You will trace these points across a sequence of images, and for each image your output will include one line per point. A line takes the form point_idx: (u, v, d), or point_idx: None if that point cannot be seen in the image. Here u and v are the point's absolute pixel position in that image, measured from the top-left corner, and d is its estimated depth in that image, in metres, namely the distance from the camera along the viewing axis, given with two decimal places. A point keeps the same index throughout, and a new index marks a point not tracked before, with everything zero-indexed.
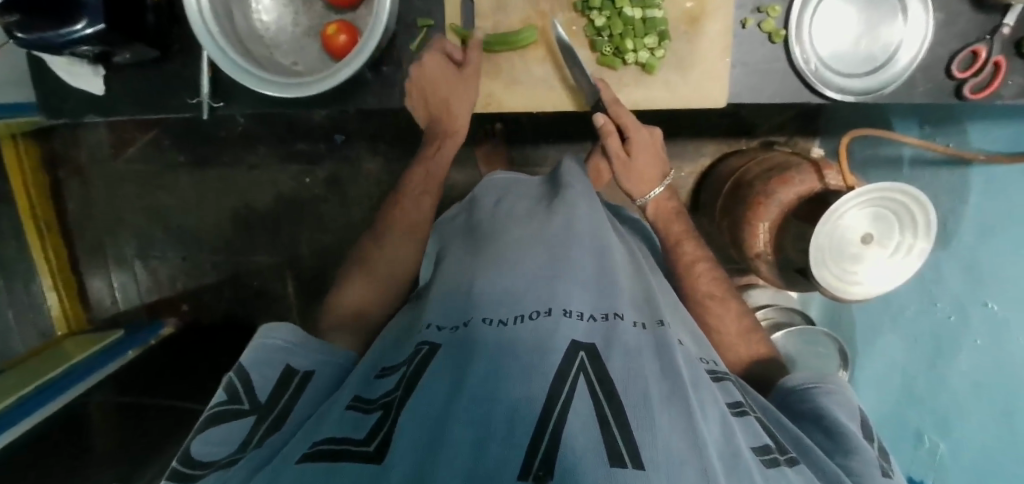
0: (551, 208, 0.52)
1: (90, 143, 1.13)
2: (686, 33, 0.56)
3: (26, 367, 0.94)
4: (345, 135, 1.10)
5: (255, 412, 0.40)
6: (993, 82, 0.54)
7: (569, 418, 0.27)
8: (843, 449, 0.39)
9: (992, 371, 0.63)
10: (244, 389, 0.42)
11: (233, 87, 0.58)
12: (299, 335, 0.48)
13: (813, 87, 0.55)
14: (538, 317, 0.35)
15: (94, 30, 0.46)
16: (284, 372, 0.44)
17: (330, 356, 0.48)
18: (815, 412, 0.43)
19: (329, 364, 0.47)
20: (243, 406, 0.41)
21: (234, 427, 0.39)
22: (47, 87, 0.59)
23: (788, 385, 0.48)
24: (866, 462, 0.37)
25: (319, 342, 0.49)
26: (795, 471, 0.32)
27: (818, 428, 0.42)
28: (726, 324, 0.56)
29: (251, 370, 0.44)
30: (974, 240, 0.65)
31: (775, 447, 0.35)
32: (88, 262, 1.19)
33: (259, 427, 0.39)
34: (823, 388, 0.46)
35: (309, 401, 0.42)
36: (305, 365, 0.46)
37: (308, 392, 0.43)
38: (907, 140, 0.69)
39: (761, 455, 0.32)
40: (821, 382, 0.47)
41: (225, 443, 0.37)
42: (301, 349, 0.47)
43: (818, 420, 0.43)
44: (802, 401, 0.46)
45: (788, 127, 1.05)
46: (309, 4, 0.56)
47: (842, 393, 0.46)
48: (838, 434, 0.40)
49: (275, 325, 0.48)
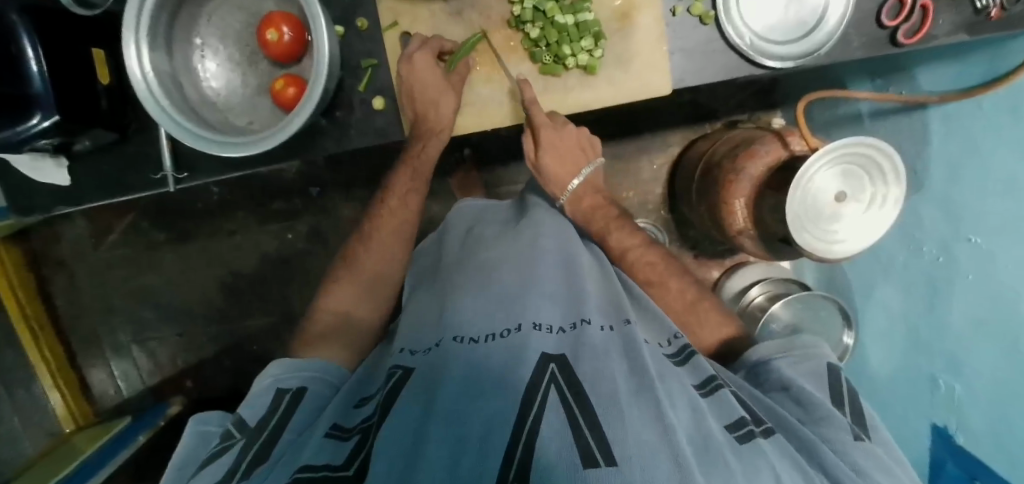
0: (519, 231, 0.58)
1: (70, 236, 1.14)
2: (620, 30, 0.58)
3: (37, 470, 0.94)
4: (320, 187, 1.11)
5: (245, 437, 0.40)
6: (923, 25, 0.56)
7: (543, 425, 0.30)
8: (814, 418, 0.39)
9: (989, 308, 0.59)
10: (236, 425, 0.42)
11: (195, 156, 0.59)
12: (289, 364, 0.49)
13: (752, 59, 0.56)
14: (508, 334, 0.40)
15: (50, 122, 0.47)
16: (275, 396, 0.45)
17: (322, 377, 0.48)
18: (781, 382, 0.44)
19: (321, 385, 0.47)
20: (234, 435, 0.40)
21: (225, 455, 0.38)
22: (13, 187, 0.60)
23: (754, 357, 0.48)
24: (835, 427, 0.38)
25: (309, 360, 0.50)
26: (770, 443, 0.34)
27: (787, 398, 0.42)
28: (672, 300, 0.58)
29: (243, 407, 0.44)
30: (940, 179, 0.66)
31: (752, 419, 0.37)
32: (84, 355, 1.18)
33: (248, 453, 0.38)
34: (784, 356, 0.46)
35: (299, 422, 0.42)
36: (294, 385, 0.46)
37: (301, 411, 0.43)
38: (864, 95, 0.71)
39: (735, 432, 0.34)
40: (781, 350, 0.47)
41: (217, 470, 0.36)
42: (291, 375, 0.48)
43: (785, 389, 0.43)
44: (766, 372, 0.46)
45: (748, 105, 1.07)
46: (255, 64, 0.58)
47: (805, 357, 0.46)
48: (806, 400, 0.41)
49: (273, 364, 0.49)
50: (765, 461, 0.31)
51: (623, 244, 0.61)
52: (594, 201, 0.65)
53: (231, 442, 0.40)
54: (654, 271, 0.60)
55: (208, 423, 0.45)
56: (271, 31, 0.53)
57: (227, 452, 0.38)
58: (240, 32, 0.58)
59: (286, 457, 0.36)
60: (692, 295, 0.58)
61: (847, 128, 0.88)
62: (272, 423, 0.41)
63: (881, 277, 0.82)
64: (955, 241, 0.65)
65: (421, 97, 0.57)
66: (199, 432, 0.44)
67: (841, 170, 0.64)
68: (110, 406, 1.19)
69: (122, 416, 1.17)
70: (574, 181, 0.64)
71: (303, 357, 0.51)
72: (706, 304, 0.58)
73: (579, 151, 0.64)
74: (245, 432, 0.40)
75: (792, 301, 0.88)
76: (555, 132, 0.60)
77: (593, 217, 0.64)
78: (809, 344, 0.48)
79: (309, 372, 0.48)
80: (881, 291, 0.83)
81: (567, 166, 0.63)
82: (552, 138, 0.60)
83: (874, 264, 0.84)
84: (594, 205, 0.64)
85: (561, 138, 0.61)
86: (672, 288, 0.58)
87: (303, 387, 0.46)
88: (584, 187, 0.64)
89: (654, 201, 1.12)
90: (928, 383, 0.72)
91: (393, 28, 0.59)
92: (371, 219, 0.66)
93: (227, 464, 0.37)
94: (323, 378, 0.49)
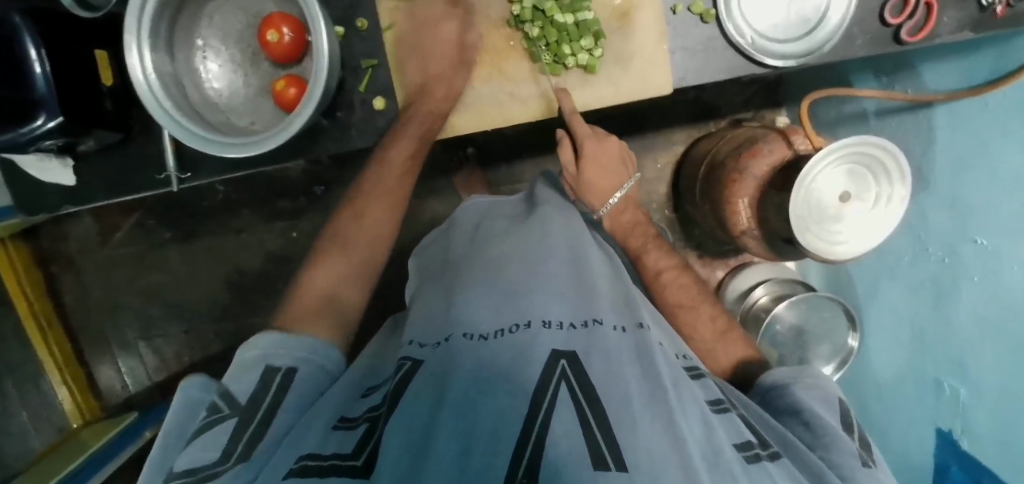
0: (529, 226, 0.58)
1: (78, 235, 1.15)
2: (619, 29, 0.58)
3: (47, 465, 0.96)
4: (324, 185, 1.12)
5: (236, 414, 0.39)
6: (927, 24, 0.55)
7: (554, 423, 0.30)
8: (823, 442, 0.40)
9: (994, 312, 0.59)
10: (223, 398, 0.41)
11: (198, 157, 0.60)
12: (281, 340, 0.47)
13: (753, 58, 0.56)
14: (517, 329, 0.41)
15: (55, 123, 0.47)
16: (265, 373, 0.43)
17: (312, 354, 0.48)
18: (794, 406, 0.44)
19: (310, 363, 0.47)
20: (222, 411, 0.40)
21: (213, 431, 0.38)
22: (19, 186, 0.61)
23: (768, 382, 0.48)
24: (844, 453, 0.38)
25: (298, 339, 0.48)
26: (776, 466, 0.34)
27: (798, 422, 0.43)
28: (700, 328, 0.60)
29: (228, 379, 0.43)
30: (946, 179, 0.65)
31: (758, 443, 0.36)
32: (92, 351, 1.19)
33: (241, 434, 0.38)
34: (798, 381, 0.46)
35: (293, 405, 0.41)
36: (286, 364, 0.45)
37: (292, 395, 0.42)
38: (868, 94, 0.70)
39: (744, 452, 0.34)
40: (796, 375, 0.47)
41: (209, 448, 0.36)
42: (285, 350, 0.46)
43: (797, 413, 0.43)
44: (780, 397, 0.46)
45: (753, 103, 1.07)
46: (257, 64, 0.59)
47: (818, 383, 0.46)
48: (817, 426, 0.41)
49: (258, 338, 0.48)
50: (772, 481, 0.31)
51: (658, 265, 0.65)
52: (635, 216, 0.70)
53: (220, 416, 0.39)
54: (686, 294, 0.63)
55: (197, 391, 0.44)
56: (271, 32, 0.53)
57: (218, 428, 0.38)
58: (241, 33, 0.59)
59: (288, 440, 0.36)
60: (723, 325, 0.60)
61: (853, 125, 0.87)
62: (264, 402, 0.41)
63: (887, 277, 0.81)
64: (960, 242, 0.64)
65: (397, 91, 0.58)
66: (189, 400, 0.43)
67: (845, 169, 0.63)
68: (117, 403, 1.20)
69: (129, 412, 1.18)
70: (613, 197, 0.67)
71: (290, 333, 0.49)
72: (736, 334, 0.59)
73: (618, 163, 0.68)
74: (236, 409, 0.40)
75: (799, 300, 0.87)
76: (597, 145, 0.65)
77: (632, 233, 0.68)
78: (820, 374, 0.48)
79: (300, 353, 0.47)
80: (885, 294, 0.82)
81: (604, 175, 0.67)
82: (593, 150, 0.65)
83: (879, 265, 0.83)
84: (635, 222, 0.69)
85: (601, 150, 0.66)
86: (704, 313, 0.61)
87: (296, 367, 0.45)
88: (624, 204, 0.69)
89: (658, 200, 1.11)
90: (934, 386, 0.71)
91: (391, 29, 0.59)
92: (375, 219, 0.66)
93: (221, 442, 0.37)
94: (313, 358, 0.47)
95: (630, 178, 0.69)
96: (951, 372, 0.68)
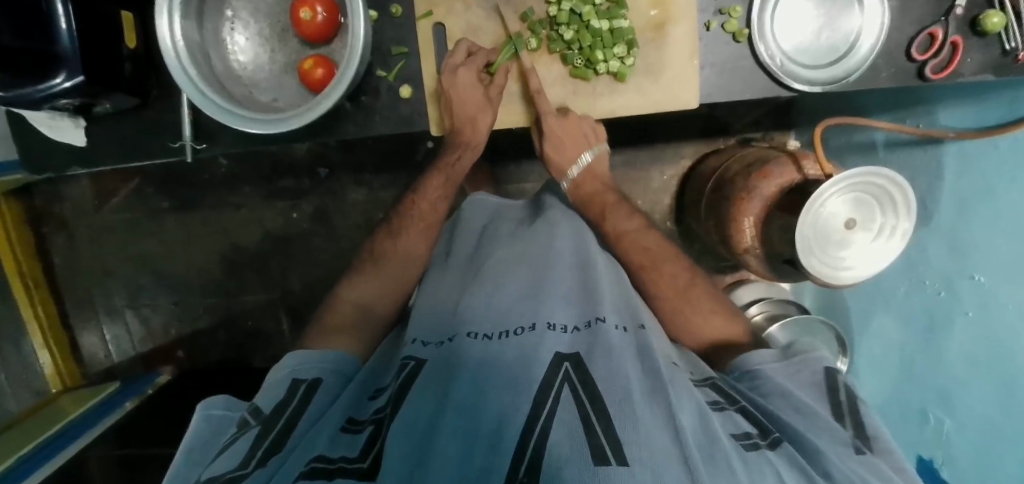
0: (535, 228, 0.59)
1: (73, 197, 1.13)
2: (652, 40, 0.58)
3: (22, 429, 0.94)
4: (328, 168, 1.10)
5: (260, 425, 0.39)
6: (952, 61, 0.56)
7: (553, 426, 0.30)
8: (817, 429, 0.38)
9: (988, 348, 0.61)
10: (252, 414, 0.41)
11: (215, 128, 0.59)
12: (307, 355, 0.48)
13: (781, 81, 0.57)
14: (522, 332, 0.40)
15: (73, 83, 0.47)
16: (290, 386, 0.44)
17: (336, 363, 0.48)
18: (778, 390, 0.43)
19: (337, 373, 0.47)
20: (250, 422, 0.40)
21: (238, 442, 0.37)
22: (26, 142, 0.60)
23: (749, 364, 0.47)
24: (838, 441, 0.37)
25: (322, 350, 0.50)
26: (776, 454, 0.34)
27: (785, 406, 0.42)
28: (693, 309, 0.58)
29: (259, 398, 0.43)
30: (950, 218, 0.66)
31: (757, 432, 0.37)
32: (78, 316, 1.18)
33: (262, 443, 0.37)
34: (782, 367, 0.46)
35: (312, 413, 0.42)
36: (311, 376, 0.46)
37: (311, 405, 0.42)
38: (880, 125, 0.70)
39: (742, 441, 0.34)
40: (778, 361, 0.46)
41: (234, 456, 0.36)
42: (305, 364, 0.47)
43: (783, 397, 0.42)
44: (760, 381, 0.45)
45: (762, 123, 1.08)
46: (284, 41, 0.58)
47: (804, 366, 0.45)
48: (810, 414, 0.40)
49: (287, 356, 0.49)
50: (771, 469, 0.32)
51: (645, 251, 0.61)
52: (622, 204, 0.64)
53: (246, 429, 0.39)
54: (671, 281, 0.60)
55: (218, 408, 0.44)
56: (304, 10, 0.52)
57: (241, 439, 0.38)
58: (271, 7, 0.58)
59: (298, 449, 0.35)
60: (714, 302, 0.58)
61: (860, 154, 0.89)
62: (285, 414, 0.41)
63: (880, 307, 0.82)
64: (957, 278, 0.65)
65: (461, 114, 0.60)
66: (208, 417, 0.43)
67: (852, 197, 0.63)
68: (99, 369, 1.19)
69: (111, 381, 1.17)
70: (573, 169, 0.64)
71: (315, 348, 0.51)
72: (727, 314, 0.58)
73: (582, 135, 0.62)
74: (260, 420, 0.40)
75: (790, 323, 0.86)
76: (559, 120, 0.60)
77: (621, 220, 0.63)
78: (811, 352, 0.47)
79: (324, 365, 0.47)
80: (879, 323, 0.82)
81: (567, 154, 0.63)
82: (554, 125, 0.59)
83: (874, 294, 0.83)
84: (607, 203, 0.64)
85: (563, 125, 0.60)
86: (688, 297, 0.59)
87: (319, 378, 0.45)
88: (586, 175, 0.64)
89: (661, 212, 1.12)
90: (917, 415, 0.74)
91: (426, 17, 0.58)
92: (398, 232, 0.66)
93: (243, 450, 0.36)
94: (337, 369, 0.48)
95: (594, 148, 0.63)
96: (936, 402, 0.71)
